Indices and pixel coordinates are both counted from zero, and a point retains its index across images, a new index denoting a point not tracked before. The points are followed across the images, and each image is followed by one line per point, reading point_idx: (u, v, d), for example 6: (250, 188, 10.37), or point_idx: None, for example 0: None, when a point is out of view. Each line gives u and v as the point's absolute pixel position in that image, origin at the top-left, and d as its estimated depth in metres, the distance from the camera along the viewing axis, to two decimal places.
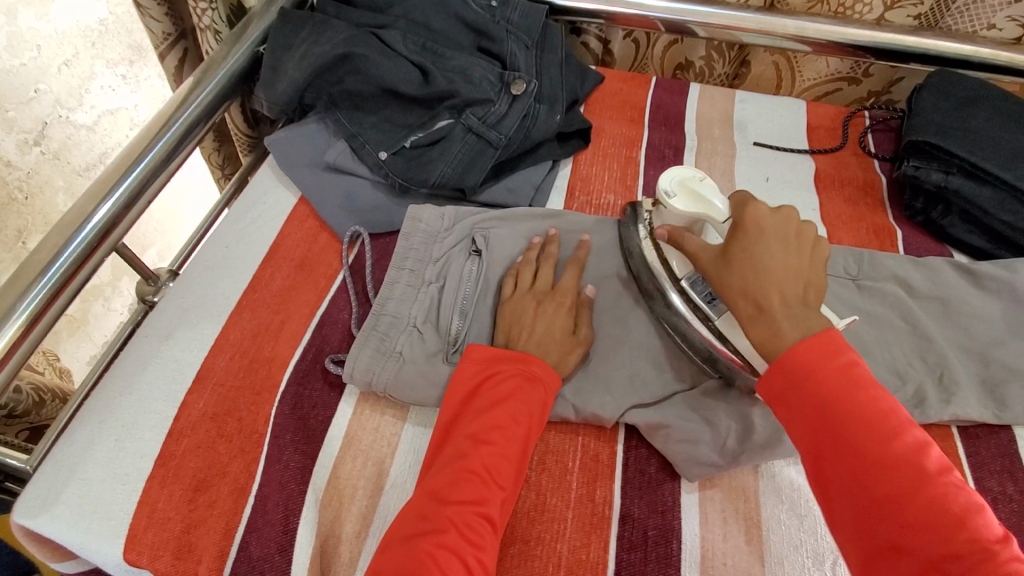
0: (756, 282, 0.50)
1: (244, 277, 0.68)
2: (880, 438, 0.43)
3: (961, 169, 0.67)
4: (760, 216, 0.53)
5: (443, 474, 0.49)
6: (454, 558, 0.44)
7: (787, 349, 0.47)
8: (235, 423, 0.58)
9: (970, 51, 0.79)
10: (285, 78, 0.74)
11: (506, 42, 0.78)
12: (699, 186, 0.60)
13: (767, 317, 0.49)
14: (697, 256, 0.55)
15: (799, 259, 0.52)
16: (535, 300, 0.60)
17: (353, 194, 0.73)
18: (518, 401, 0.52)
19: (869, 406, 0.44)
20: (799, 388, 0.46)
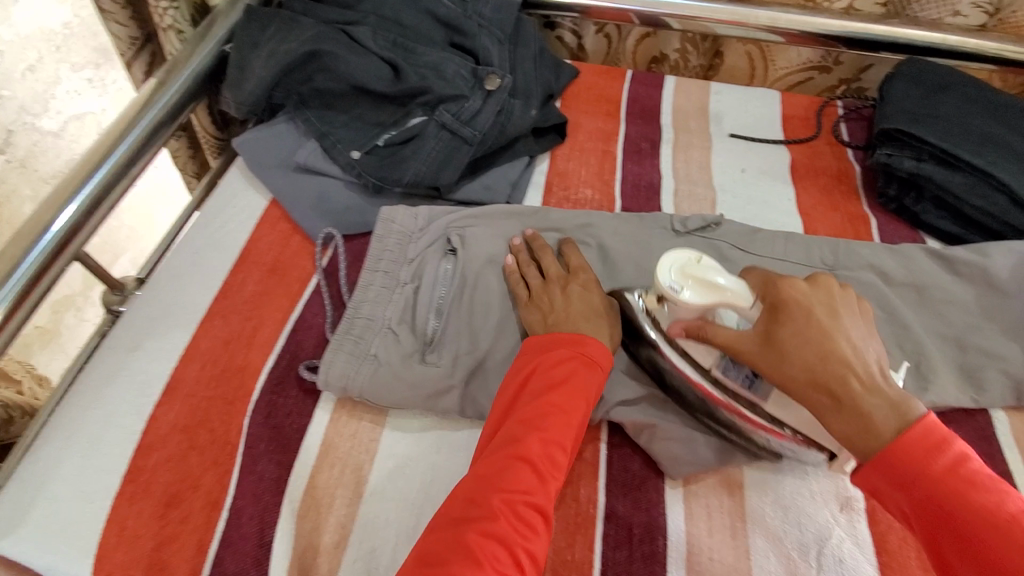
0: (829, 369, 0.44)
1: (213, 283, 0.65)
2: (1011, 537, 0.37)
3: (932, 156, 0.68)
4: (798, 292, 0.47)
5: (491, 462, 0.47)
6: (502, 549, 0.43)
7: (883, 445, 0.41)
8: (207, 435, 0.56)
9: (938, 38, 0.80)
10: (251, 78, 0.72)
11: (479, 37, 0.77)
12: (702, 271, 0.49)
13: (852, 412, 0.43)
14: (738, 351, 0.48)
15: (857, 332, 0.46)
16: (558, 287, 0.60)
17: (326, 194, 0.71)
18: (572, 387, 0.51)
19: (986, 502, 0.39)
20: (901, 484, 0.41)
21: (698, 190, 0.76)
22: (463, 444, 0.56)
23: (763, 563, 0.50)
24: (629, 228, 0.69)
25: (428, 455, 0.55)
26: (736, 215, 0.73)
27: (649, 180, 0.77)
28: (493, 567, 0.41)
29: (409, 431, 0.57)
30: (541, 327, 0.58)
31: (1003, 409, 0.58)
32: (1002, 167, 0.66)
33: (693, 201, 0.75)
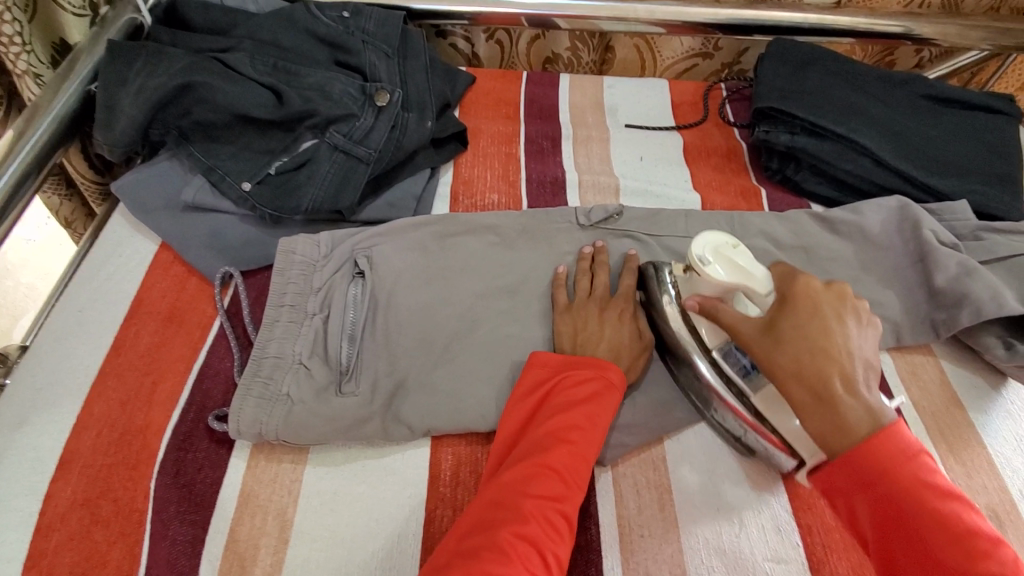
0: (815, 363, 0.45)
1: (104, 341, 0.61)
2: (964, 550, 0.39)
3: (803, 128, 0.73)
4: (811, 292, 0.48)
5: (520, 467, 0.48)
6: (533, 551, 0.43)
7: (852, 445, 0.43)
8: (111, 505, 0.52)
9: (799, 18, 0.85)
10: (122, 117, 0.67)
11: (364, 53, 0.75)
12: (734, 254, 0.52)
13: (830, 409, 0.44)
14: (735, 326, 0.50)
15: (860, 337, 0.47)
16: (597, 308, 0.60)
17: (220, 230, 0.68)
18: (596, 404, 0.52)
19: (949, 515, 0.40)
20: (866, 486, 0.42)
21: (601, 180, 0.78)
22: (390, 468, 0.55)
23: (691, 529, 0.52)
24: (535, 227, 0.70)
25: (354, 485, 0.54)
26: (637, 200, 0.76)
27: (553, 177, 0.78)
28: (523, 567, 0.42)
29: (332, 465, 0.55)
30: (566, 340, 0.59)
31: (887, 350, 0.63)
32: (864, 133, 0.71)
33: (597, 192, 0.77)
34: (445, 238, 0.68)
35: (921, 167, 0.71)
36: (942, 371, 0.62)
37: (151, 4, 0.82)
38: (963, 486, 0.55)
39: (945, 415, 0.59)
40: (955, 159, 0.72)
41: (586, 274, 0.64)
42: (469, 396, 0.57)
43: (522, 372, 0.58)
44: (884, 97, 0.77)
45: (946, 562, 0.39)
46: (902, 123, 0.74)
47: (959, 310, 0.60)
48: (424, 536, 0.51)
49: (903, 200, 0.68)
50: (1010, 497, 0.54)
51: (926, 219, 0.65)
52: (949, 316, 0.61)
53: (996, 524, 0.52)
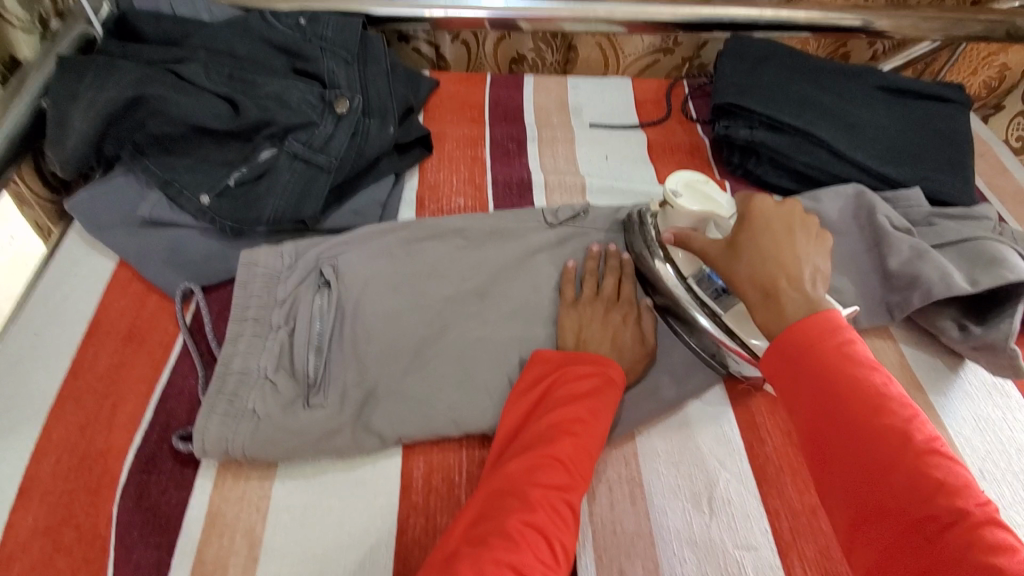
0: (762, 265, 0.49)
1: (61, 364, 0.59)
2: (879, 415, 0.41)
3: (762, 123, 0.74)
4: (765, 208, 0.52)
5: (525, 458, 0.48)
6: (541, 538, 0.44)
7: (788, 326, 0.45)
8: (73, 532, 0.50)
9: (756, 14, 0.87)
10: (73, 132, 0.65)
11: (322, 60, 0.75)
12: (704, 187, 0.61)
13: (774, 300, 0.47)
14: (703, 251, 0.56)
15: (810, 249, 0.51)
16: (602, 308, 0.62)
17: (180, 245, 0.66)
18: (597, 398, 0.53)
19: (869, 383, 0.42)
20: (803, 361, 0.44)
21: (567, 179, 0.78)
22: (361, 480, 0.54)
23: (662, 522, 0.52)
24: (503, 229, 0.70)
25: (326, 499, 0.53)
26: (603, 198, 0.76)
27: (519, 178, 0.78)
28: (532, 554, 0.43)
29: (302, 479, 0.54)
30: (569, 338, 0.60)
31: None
32: (819, 125, 0.73)
33: (564, 191, 0.77)
34: (412, 244, 0.68)
35: (874, 157, 0.73)
36: (902, 354, 0.64)
37: (103, 16, 0.81)
38: None
39: (904, 396, 0.61)
40: (908, 148, 0.74)
41: (597, 273, 0.65)
42: (440, 401, 0.57)
43: (523, 368, 0.59)
44: (839, 89, 0.79)
45: (864, 426, 0.41)
46: (856, 114, 0.76)
47: (913, 293, 0.62)
48: (397, 547, 0.51)
49: (861, 187, 0.69)
50: (969, 473, 0.56)
51: (880, 205, 0.67)
52: (903, 299, 0.63)
53: None
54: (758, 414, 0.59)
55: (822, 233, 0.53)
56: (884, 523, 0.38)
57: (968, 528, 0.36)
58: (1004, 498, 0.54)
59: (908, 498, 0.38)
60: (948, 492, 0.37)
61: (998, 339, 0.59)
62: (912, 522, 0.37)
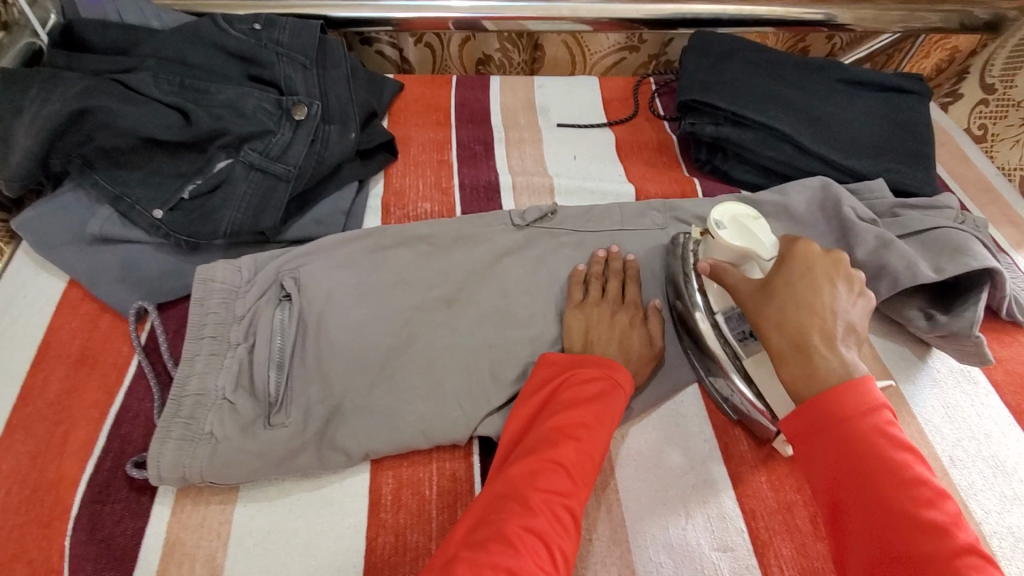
0: (796, 315, 0.48)
1: (7, 392, 0.56)
2: (907, 500, 0.39)
3: (727, 119, 0.75)
4: (808, 254, 0.51)
5: (525, 462, 0.47)
6: (541, 544, 0.42)
7: (817, 391, 0.44)
8: (24, 568, 0.48)
9: (719, 10, 0.87)
10: (13, 148, 0.62)
11: (277, 66, 0.72)
12: (751, 225, 0.55)
13: (804, 357, 0.46)
14: (734, 288, 0.53)
15: (848, 302, 0.49)
16: (609, 310, 0.61)
17: (133, 262, 0.64)
18: (603, 403, 0.51)
19: (897, 465, 0.41)
20: (829, 436, 0.43)
21: (534, 179, 0.77)
22: (327, 499, 0.53)
23: (639, 527, 0.51)
24: (470, 233, 0.68)
25: (291, 521, 0.51)
26: (572, 197, 0.76)
27: (486, 180, 0.77)
28: (532, 561, 0.41)
29: (265, 501, 0.52)
30: (578, 341, 0.59)
31: None
32: (783, 119, 0.73)
33: (532, 192, 0.76)
34: (377, 251, 0.66)
35: (839, 150, 0.73)
36: (871, 346, 0.65)
37: (49, 27, 0.77)
38: None
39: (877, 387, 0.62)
40: (872, 140, 0.75)
41: (602, 276, 0.64)
42: (410, 413, 0.56)
43: (532, 371, 0.57)
44: (802, 83, 0.79)
45: (888, 510, 0.39)
46: (820, 108, 0.76)
47: (880, 282, 0.62)
48: (366, 567, 0.49)
49: (825, 179, 0.70)
50: (939, 462, 0.56)
51: (846, 197, 0.67)
52: (872, 289, 0.63)
53: None
54: (730, 411, 0.59)
55: (859, 286, 0.51)
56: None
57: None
58: (975, 485, 0.55)
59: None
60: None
61: (962, 327, 0.59)
62: None
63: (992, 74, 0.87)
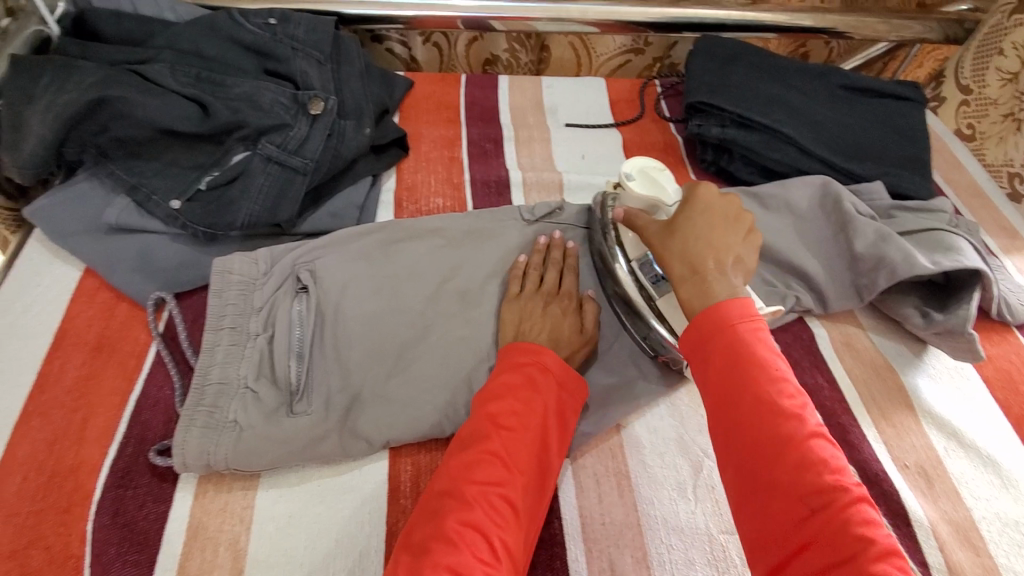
0: (695, 248, 0.52)
1: (23, 379, 0.56)
2: (773, 393, 0.43)
3: (733, 121, 0.77)
4: (708, 196, 0.55)
5: (462, 456, 0.49)
6: (480, 536, 0.44)
7: (708, 306, 0.48)
8: (42, 555, 0.48)
9: (723, 15, 0.89)
10: (31, 137, 0.62)
11: (293, 61, 0.73)
12: (657, 175, 0.61)
13: (700, 279, 0.50)
14: (643, 227, 0.57)
15: (739, 238, 0.54)
16: (542, 301, 0.62)
17: (150, 252, 0.64)
18: (532, 390, 0.53)
19: (770, 369, 0.44)
20: (709, 339, 0.46)
21: (545, 176, 0.78)
22: (348, 485, 0.54)
23: (650, 512, 0.53)
24: (482, 227, 0.70)
25: (312, 506, 0.52)
26: (581, 194, 0.77)
27: (497, 177, 0.78)
28: (471, 554, 0.43)
29: (287, 487, 0.54)
30: (508, 328, 0.60)
31: (819, 321, 0.69)
32: (787, 122, 0.75)
33: (542, 189, 0.77)
34: (390, 245, 0.67)
35: (840, 154, 0.76)
36: (871, 341, 0.68)
37: (58, 14, 0.75)
38: (894, 445, 0.60)
39: (876, 380, 0.64)
40: (871, 145, 0.77)
41: (540, 266, 0.66)
42: (427, 402, 0.57)
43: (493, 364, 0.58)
44: (804, 88, 0.81)
45: (760, 401, 0.43)
46: (821, 112, 0.79)
47: (879, 274, 0.65)
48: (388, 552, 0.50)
49: (827, 178, 0.72)
50: (934, 452, 0.59)
51: (846, 194, 0.70)
52: (870, 281, 0.66)
53: (924, 478, 0.58)
54: None
55: (751, 228, 0.56)
56: (768, 487, 0.40)
57: (839, 500, 0.38)
58: (967, 474, 0.58)
59: (791, 473, 0.40)
60: (829, 468, 0.39)
61: (956, 324, 0.62)
62: (802, 498, 0.39)
63: (964, 76, 0.90)
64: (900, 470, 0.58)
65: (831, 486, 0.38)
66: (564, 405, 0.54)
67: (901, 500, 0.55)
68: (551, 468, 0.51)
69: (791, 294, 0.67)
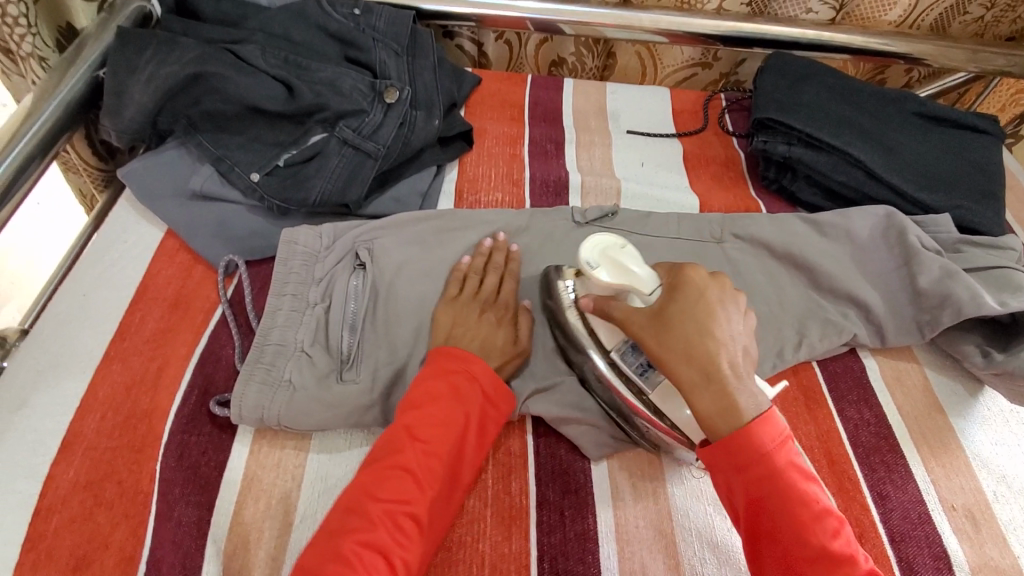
0: (700, 344, 0.47)
1: (107, 326, 0.61)
2: (814, 527, 0.44)
3: (800, 140, 0.76)
4: (699, 282, 0.50)
5: (373, 470, 0.49)
6: (380, 557, 0.45)
7: (732, 429, 0.46)
8: (115, 488, 0.52)
9: (798, 33, 0.88)
10: (131, 104, 0.67)
11: (374, 51, 0.77)
12: (621, 255, 0.53)
13: (717, 388, 0.46)
14: (627, 323, 0.51)
15: (739, 328, 0.50)
16: (478, 308, 0.61)
17: (226, 220, 0.69)
18: (453, 400, 0.53)
19: (804, 493, 0.45)
20: (743, 469, 0.45)
21: (603, 182, 0.79)
22: None
23: (685, 522, 0.54)
24: (536, 223, 0.71)
25: None
26: (638, 202, 0.78)
27: (557, 177, 0.79)
28: None
29: (336, 452, 0.57)
30: (441, 331, 0.59)
31: (871, 354, 0.67)
32: (857, 145, 0.74)
33: (599, 193, 0.78)
34: (445, 232, 0.69)
35: (910, 182, 0.74)
36: (925, 377, 0.66)
37: None
38: (942, 486, 0.58)
39: (926, 418, 0.63)
40: (942, 174, 0.75)
41: (481, 271, 0.64)
42: None
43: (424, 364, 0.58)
44: (878, 112, 0.80)
45: (805, 546, 0.44)
46: (894, 138, 0.77)
47: (943, 310, 0.64)
48: None
49: (890, 209, 0.71)
50: (983, 496, 0.58)
51: (911, 226, 0.69)
52: (933, 317, 0.65)
53: (971, 522, 0.56)
54: None
55: (745, 308, 0.53)
56: None
57: None
58: (1015, 522, 0.56)
59: None
60: None
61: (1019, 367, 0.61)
62: None
63: None
64: (946, 512, 0.56)
65: None
66: (487, 415, 0.55)
67: (942, 541, 0.54)
68: (461, 480, 0.52)
69: (848, 327, 0.65)
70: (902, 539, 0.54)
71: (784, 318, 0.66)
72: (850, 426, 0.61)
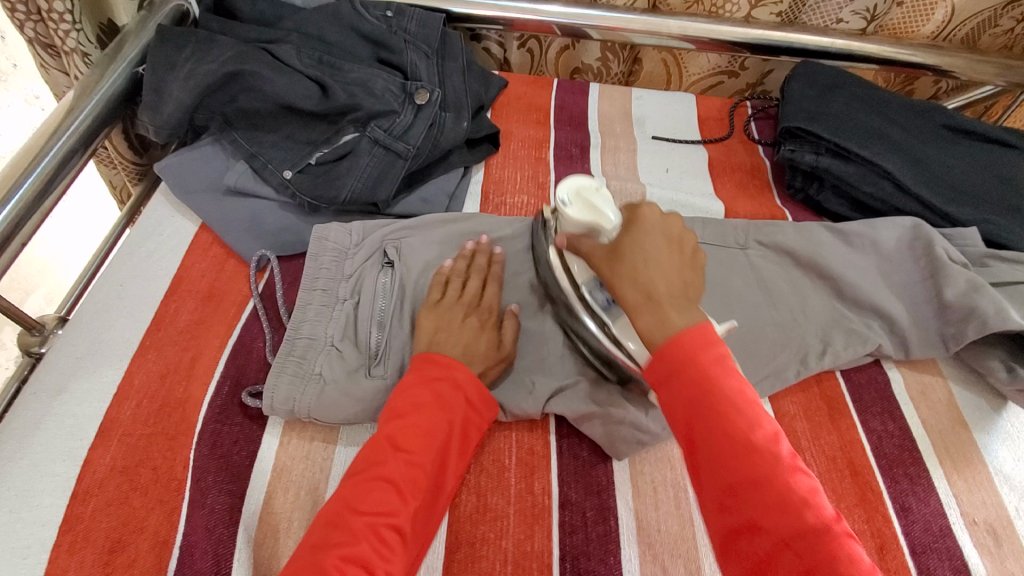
0: (644, 272, 0.51)
1: (143, 316, 0.63)
2: (751, 435, 0.42)
3: (828, 149, 0.76)
4: (649, 217, 0.55)
5: (354, 482, 0.49)
6: (363, 572, 0.44)
7: (666, 336, 0.46)
8: (150, 473, 0.53)
9: (827, 42, 0.88)
10: (170, 100, 0.69)
11: (405, 52, 0.78)
12: (594, 196, 0.57)
13: (654, 304, 0.48)
14: (590, 254, 0.56)
15: (687, 263, 0.53)
16: (462, 311, 0.61)
17: (259, 215, 0.70)
18: (435, 407, 0.53)
19: (740, 402, 0.43)
20: (677, 373, 0.45)
21: (627, 188, 0.80)
22: None
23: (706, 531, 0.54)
24: None
25: None
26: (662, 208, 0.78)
27: None
28: None
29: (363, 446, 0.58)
30: (424, 335, 0.59)
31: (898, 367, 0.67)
32: (886, 156, 0.74)
33: (623, 199, 0.79)
34: (471, 234, 0.70)
35: (938, 195, 0.73)
36: (950, 391, 0.65)
37: None
38: (965, 500, 0.58)
39: (950, 432, 0.62)
40: (970, 187, 0.75)
41: (464, 273, 0.64)
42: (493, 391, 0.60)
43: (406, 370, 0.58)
44: (907, 124, 0.79)
45: (736, 444, 0.42)
46: (923, 150, 0.77)
47: (968, 324, 0.63)
48: (451, 519, 0.53)
49: (917, 221, 0.70)
50: (1006, 512, 0.57)
51: (939, 239, 0.68)
52: (958, 331, 0.64)
53: (993, 537, 0.56)
54: (802, 437, 0.61)
55: (696, 247, 0.55)
56: (750, 522, 0.40)
57: (828, 546, 0.37)
58: None
59: (775, 511, 0.39)
60: (810, 505, 0.39)
61: None
62: (790, 544, 0.38)
63: None
64: (968, 526, 0.56)
65: (812, 524, 0.38)
66: (469, 422, 0.55)
67: (963, 555, 0.54)
68: (442, 490, 0.52)
69: (874, 339, 0.65)
70: (923, 553, 0.54)
71: (808, 328, 0.66)
72: (874, 438, 0.61)
